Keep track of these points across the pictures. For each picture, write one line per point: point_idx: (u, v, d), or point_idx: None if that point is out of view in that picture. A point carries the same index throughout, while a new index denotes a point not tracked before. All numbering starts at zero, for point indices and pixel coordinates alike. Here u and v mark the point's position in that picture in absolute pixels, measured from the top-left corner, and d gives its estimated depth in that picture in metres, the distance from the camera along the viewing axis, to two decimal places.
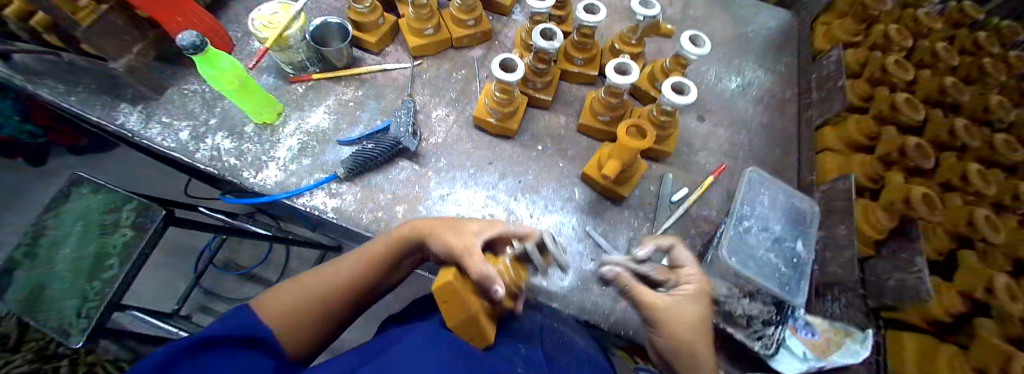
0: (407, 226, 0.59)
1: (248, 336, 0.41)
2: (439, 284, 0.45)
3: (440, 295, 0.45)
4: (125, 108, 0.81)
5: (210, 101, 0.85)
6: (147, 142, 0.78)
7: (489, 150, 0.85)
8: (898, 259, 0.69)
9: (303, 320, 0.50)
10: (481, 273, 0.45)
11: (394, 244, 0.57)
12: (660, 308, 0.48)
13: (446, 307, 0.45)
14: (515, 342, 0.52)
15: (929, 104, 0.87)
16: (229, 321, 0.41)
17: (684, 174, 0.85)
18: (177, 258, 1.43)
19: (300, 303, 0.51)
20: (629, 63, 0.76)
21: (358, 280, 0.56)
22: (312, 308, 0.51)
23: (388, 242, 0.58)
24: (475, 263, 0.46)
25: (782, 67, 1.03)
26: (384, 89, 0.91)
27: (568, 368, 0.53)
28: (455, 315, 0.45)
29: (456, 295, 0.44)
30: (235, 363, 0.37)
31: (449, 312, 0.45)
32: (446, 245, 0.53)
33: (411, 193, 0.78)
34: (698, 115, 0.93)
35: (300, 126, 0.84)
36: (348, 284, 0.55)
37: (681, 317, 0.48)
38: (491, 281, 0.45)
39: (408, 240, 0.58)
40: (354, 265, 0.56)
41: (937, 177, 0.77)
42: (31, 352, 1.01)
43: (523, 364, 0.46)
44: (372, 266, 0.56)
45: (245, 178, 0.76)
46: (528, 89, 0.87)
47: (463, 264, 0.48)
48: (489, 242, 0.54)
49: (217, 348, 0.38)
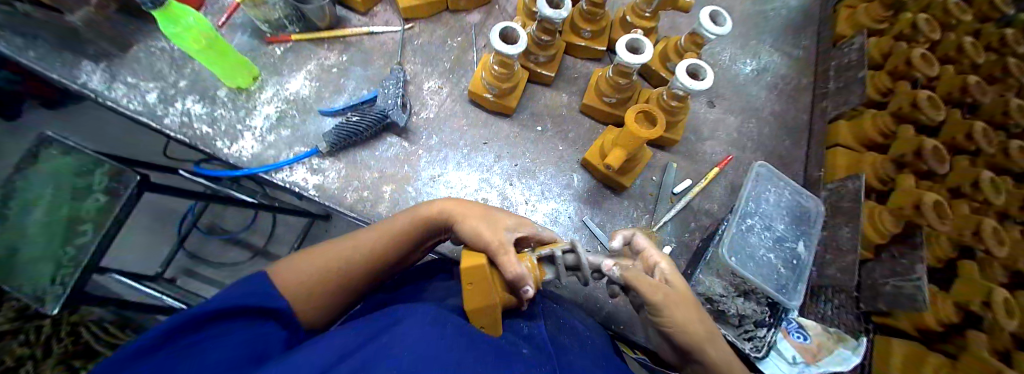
0: (435, 206, 0.56)
1: (262, 307, 0.41)
2: (468, 264, 0.45)
3: (467, 276, 0.44)
4: (88, 66, 0.72)
5: (179, 61, 0.76)
6: (111, 103, 0.70)
7: (485, 129, 0.79)
8: (898, 264, 0.69)
9: (323, 291, 0.49)
10: (515, 274, 0.44)
11: (420, 223, 0.55)
12: (665, 305, 0.45)
13: (472, 290, 0.44)
14: (518, 321, 0.51)
15: (948, 103, 0.81)
16: (243, 290, 0.40)
17: (689, 164, 0.81)
18: (157, 220, 1.38)
19: (324, 278, 0.49)
20: (642, 39, 0.69)
21: (382, 256, 0.53)
22: (334, 281, 0.50)
23: (415, 222, 0.55)
24: (509, 263, 0.45)
25: (800, 51, 0.96)
26: (372, 54, 0.83)
27: (574, 347, 0.50)
28: (477, 303, 0.43)
29: (484, 278, 0.44)
30: (246, 337, 0.37)
31: (472, 296, 0.43)
32: (480, 235, 0.51)
33: (399, 172, 0.73)
34: (708, 101, 0.87)
35: (279, 93, 0.77)
36: (371, 260, 0.53)
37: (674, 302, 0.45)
38: (524, 282, 0.45)
39: (434, 222, 0.56)
40: (381, 241, 0.53)
41: (946, 182, 0.74)
42: (11, 311, 0.96)
43: (529, 345, 0.44)
44: (397, 244, 0.54)
45: (218, 148, 0.70)
46: (529, 63, 0.80)
47: (496, 259, 0.47)
48: (519, 239, 0.54)
49: (231, 318, 0.38)
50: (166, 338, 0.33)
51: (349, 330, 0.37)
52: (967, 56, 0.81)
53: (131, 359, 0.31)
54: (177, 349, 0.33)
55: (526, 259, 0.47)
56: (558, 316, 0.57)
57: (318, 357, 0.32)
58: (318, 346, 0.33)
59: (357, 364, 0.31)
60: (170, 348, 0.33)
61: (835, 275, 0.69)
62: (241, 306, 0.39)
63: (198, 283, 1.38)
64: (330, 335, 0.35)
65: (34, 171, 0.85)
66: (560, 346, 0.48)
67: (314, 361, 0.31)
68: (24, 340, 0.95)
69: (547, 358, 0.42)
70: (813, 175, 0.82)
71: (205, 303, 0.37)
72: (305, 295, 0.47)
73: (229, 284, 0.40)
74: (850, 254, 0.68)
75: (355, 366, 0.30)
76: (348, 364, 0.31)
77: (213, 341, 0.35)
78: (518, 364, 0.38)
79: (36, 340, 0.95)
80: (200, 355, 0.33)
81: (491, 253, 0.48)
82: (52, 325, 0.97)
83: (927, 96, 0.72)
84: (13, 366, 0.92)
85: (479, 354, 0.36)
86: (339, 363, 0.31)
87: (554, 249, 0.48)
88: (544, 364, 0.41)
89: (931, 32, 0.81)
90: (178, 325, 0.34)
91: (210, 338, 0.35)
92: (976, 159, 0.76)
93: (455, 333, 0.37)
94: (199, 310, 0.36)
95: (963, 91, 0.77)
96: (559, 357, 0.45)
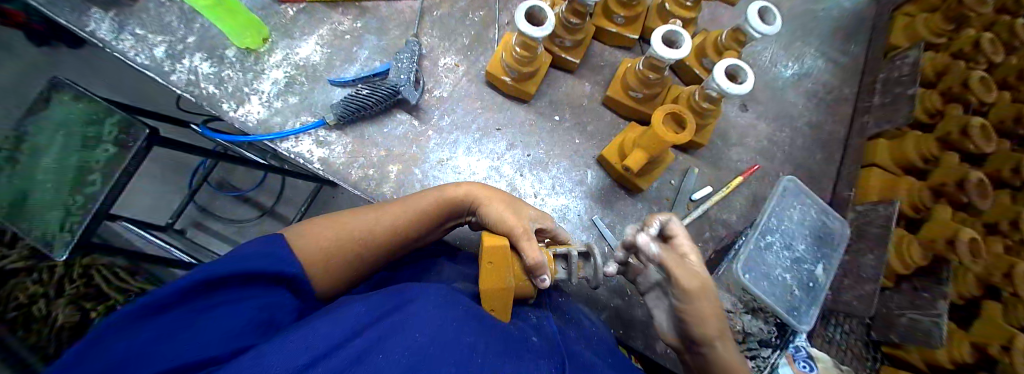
0: (461, 189, 0.54)
1: (277, 273, 0.38)
2: (490, 242, 0.44)
3: (487, 255, 0.44)
4: (96, 14, 0.69)
5: (188, 14, 0.72)
6: (119, 55, 0.68)
7: (500, 113, 0.75)
8: (918, 298, 0.66)
9: (343, 260, 0.46)
10: (535, 261, 0.45)
11: (445, 203, 0.53)
12: (696, 304, 0.42)
13: (490, 268, 0.43)
14: (525, 312, 0.49)
15: (998, 133, 0.75)
16: (257, 252, 0.38)
17: (712, 170, 0.77)
18: (168, 171, 1.38)
19: (342, 251, 0.46)
20: (680, 32, 0.63)
21: (403, 232, 0.51)
22: (354, 250, 0.47)
23: (440, 201, 0.53)
24: (531, 250, 0.46)
25: (847, 58, 0.89)
26: (388, 22, 0.78)
27: (578, 340, 0.47)
28: (490, 281, 0.42)
29: (505, 258, 0.44)
30: (258, 305, 0.35)
31: (490, 274, 0.43)
32: (502, 221, 0.50)
33: (408, 152, 0.70)
34: (741, 104, 0.82)
35: (288, 57, 0.73)
36: (392, 235, 0.50)
37: (695, 297, 0.41)
38: (542, 270, 0.45)
39: (456, 203, 0.54)
40: (402, 216, 0.51)
41: (983, 217, 0.70)
42: (25, 249, 0.98)
43: (536, 333, 0.43)
44: (420, 223, 0.52)
45: (224, 111, 0.68)
46: (554, 46, 0.75)
47: (517, 245, 0.48)
48: (538, 230, 0.54)
49: (244, 284, 0.35)
50: (178, 298, 0.31)
51: (360, 302, 0.35)
52: None
53: (143, 317, 0.29)
54: (186, 311, 0.31)
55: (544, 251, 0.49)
56: (564, 311, 0.55)
57: (329, 328, 0.31)
58: (328, 318, 0.32)
59: (368, 342, 0.29)
60: (181, 309, 0.31)
61: (852, 303, 0.66)
62: (256, 269, 0.36)
63: (207, 236, 1.39)
64: (339, 309, 0.34)
65: (45, 116, 0.84)
66: (566, 336, 0.46)
67: (326, 334, 0.30)
68: (37, 278, 0.97)
69: (555, 348, 0.41)
70: (842, 194, 0.78)
71: (218, 263, 0.34)
72: (324, 267, 0.44)
73: (240, 244, 0.38)
74: (869, 283, 0.65)
75: (367, 344, 0.29)
76: (359, 341, 0.29)
77: (225, 305, 0.33)
78: (525, 351, 0.36)
79: (48, 279, 0.97)
80: (210, 319, 0.31)
81: (513, 237, 0.48)
82: (65, 267, 0.99)
83: (980, 124, 0.67)
84: (27, 303, 0.94)
85: (491, 342, 0.34)
86: (352, 339, 0.30)
87: (569, 249, 0.50)
88: (552, 353, 0.39)
89: (994, 53, 0.74)
90: (190, 285, 0.32)
91: (222, 302, 0.33)
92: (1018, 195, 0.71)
93: (465, 316, 0.35)
94: (211, 272, 0.33)
95: (1016, 122, 0.72)
96: (571, 351, 0.42)
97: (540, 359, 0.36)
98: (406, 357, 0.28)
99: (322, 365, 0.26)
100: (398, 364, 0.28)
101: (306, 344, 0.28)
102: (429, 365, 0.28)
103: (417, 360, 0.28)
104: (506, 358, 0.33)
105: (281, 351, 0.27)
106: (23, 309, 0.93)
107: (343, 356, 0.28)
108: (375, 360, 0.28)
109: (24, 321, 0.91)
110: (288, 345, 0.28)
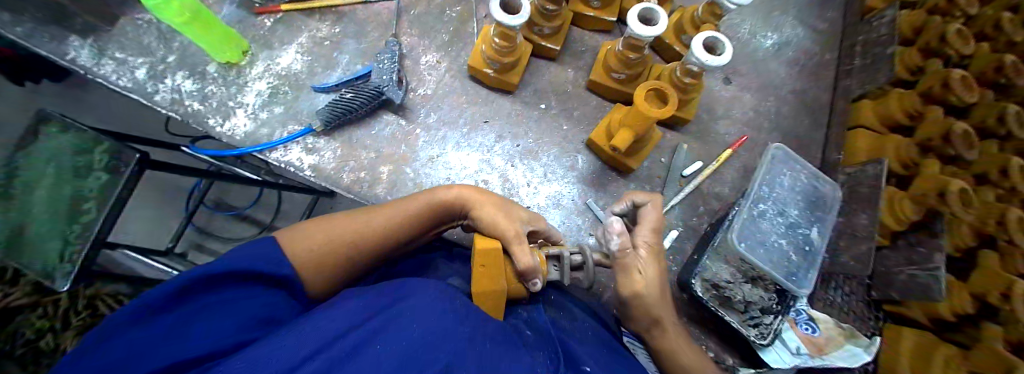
0: (452, 192, 0.54)
1: (272, 274, 0.39)
2: (484, 245, 0.44)
3: (481, 258, 0.44)
4: (75, 41, 0.69)
5: (167, 34, 0.72)
6: (101, 80, 0.67)
7: (486, 106, 0.76)
8: (915, 252, 0.66)
9: (332, 263, 0.46)
10: (527, 265, 0.46)
11: (434, 206, 0.53)
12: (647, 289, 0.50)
13: (483, 271, 0.44)
14: (514, 309, 0.50)
15: (981, 83, 0.75)
16: (252, 253, 0.38)
17: (700, 145, 0.77)
18: (163, 196, 1.37)
19: (331, 256, 0.46)
20: (656, 9, 0.64)
21: (393, 237, 0.51)
22: (342, 255, 0.47)
23: (430, 205, 0.53)
24: (522, 253, 0.47)
25: (825, 24, 0.90)
26: (366, 26, 0.78)
27: (571, 331, 0.48)
28: (484, 285, 0.43)
29: (498, 262, 0.44)
30: (253, 304, 0.35)
31: (483, 278, 0.44)
32: (493, 223, 0.51)
33: (396, 152, 0.70)
34: (725, 77, 0.82)
35: (270, 68, 0.73)
36: (383, 238, 0.50)
37: (653, 284, 0.50)
38: (533, 273, 0.46)
39: (447, 207, 0.54)
40: (391, 221, 0.50)
41: (973, 168, 0.70)
42: (28, 284, 0.93)
43: (532, 332, 0.43)
44: (411, 225, 0.52)
45: (211, 127, 0.68)
46: (533, 35, 0.76)
47: (508, 247, 0.48)
48: (531, 232, 0.54)
49: (237, 284, 0.36)
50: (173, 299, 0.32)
51: (359, 297, 0.36)
52: (1004, 32, 0.74)
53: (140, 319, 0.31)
54: (184, 311, 0.33)
55: (536, 252, 0.50)
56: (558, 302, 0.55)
57: (328, 323, 0.31)
58: (328, 313, 0.33)
59: (367, 334, 0.30)
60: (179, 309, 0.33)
61: (849, 263, 0.66)
62: (251, 269, 0.37)
63: (207, 259, 1.39)
64: (337, 304, 0.35)
65: (33, 150, 0.83)
66: (559, 328, 0.47)
67: (324, 327, 0.30)
68: (42, 313, 0.93)
69: (548, 342, 0.41)
70: (831, 159, 0.79)
71: (215, 264, 0.35)
72: (312, 268, 0.44)
73: (234, 247, 0.39)
74: (865, 242, 0.65)
75: (366, 335, 0.30)
76: (360, 331, 0.30)
77: (222, 304, 0.34)
78: (522, 346, 0.37)
79: (54, 313, 0.93)
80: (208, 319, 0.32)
81: (505, 240, 0.49)
82: (69, 299, 0.94)
83: (961, 75, 0.67)
84: (33, 338, 0.91)
85: (488, 332, 0.34)
86: (351, 331, 0.30)
87: (563, 249, 0.52)
88: (546, 344, 0.41)
89: (969, 6, 0.75)
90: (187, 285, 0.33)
91: (219, 302, 0.34)
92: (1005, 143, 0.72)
93: (463, 307, 0.36)
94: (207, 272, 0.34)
95: (998, 71, 0.72)
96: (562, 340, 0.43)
97: (536, 352, 0.38)
98: (405, 345, 0.29)
99: (323, 356, 0.27)
100: (396, 352, 0.28)
101: (305, 339, 0.29)
102: (428, 354, 0.29)
103: (416, 348, 0.29)
104: (503, 346, 0.34)
105: (283, 347, 0.28)
106: (30, 345, 0.90)
107: (339, 347, 0.28)
108: (373, 350, 0.28)
109: (32, 357, 0.90)
110: (286, 343, 0.28)
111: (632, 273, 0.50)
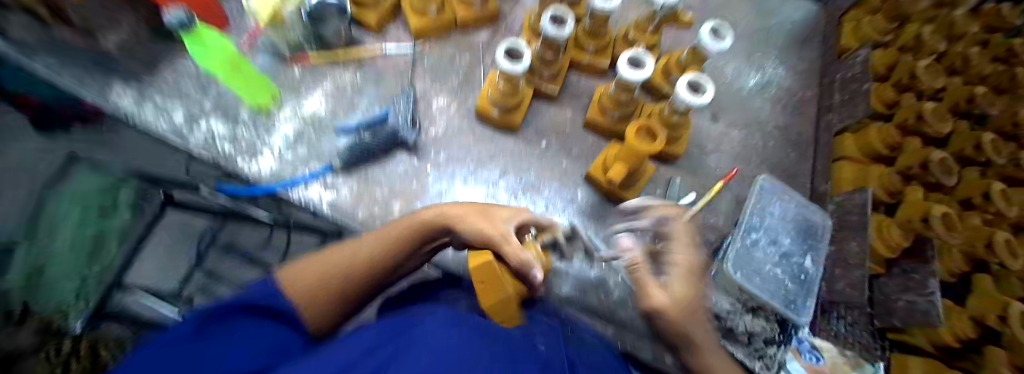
0: (433, 211, 0.56)
1: (273, 309, 0.43)
2: (474, 262, 0.49)
3: (477, 275, 0.49)
4: (118, 87, 0.75)
5: (204, 82, 0.80)
6: (142, 123, 0.74)
7: (491, 144, 0.82)
8: (909, 279, 0.67)
9: (329, 293, 0.49)
10: (519, 262, 0.49)
11: (419, 227, 0.55)
12: (668, 310, 0.42)
13: (483, 287, 0.49)
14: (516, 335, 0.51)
15: (957, 114, 0.80)
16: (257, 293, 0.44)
17: (693, 178, 0.82)
18: None
19: (325, 285, 0.49)
20: (643, 56, 0.71)
21: (382, 261, 0.53)
22: (335, 285, 0.50)
23: (415, 226, 0.55)
24: (512, 252, 0.50)
25: (805, 64, 0.98)
26: (385, 73, 0.87)
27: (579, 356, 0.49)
28: (489, 297, 0.49)
29: (492, 275, 0.48)
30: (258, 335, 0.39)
31: (485, 290, 0.49)
32: (479, 233, 0.53)
33: (409, 189, 0.75)
34: (712, 115, 0.88)
35: (297, 112, 0.80)
36: (374, 264, 0.52)
37: (677, 304, 0.43)
38: (529, 266, 0.49)
39: (433, 226, 0.56)
40: (378, 245, 0.53)
41: (958, 194, 0.73)
42: None
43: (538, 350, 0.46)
44: (398, 249, 0.54)
45: (240, 166, 0.73)
46: (534, 81, 0.83)
47: (500, 251, 0.52)
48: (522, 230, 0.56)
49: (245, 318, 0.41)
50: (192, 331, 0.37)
51: (368, 330, 0.39)
52: None
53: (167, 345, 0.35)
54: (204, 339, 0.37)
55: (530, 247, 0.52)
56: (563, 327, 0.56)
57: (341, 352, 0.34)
58: (338, 345, 0.36)
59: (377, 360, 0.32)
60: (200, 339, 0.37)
61: (846, 291, 0.68)
62: (258, 305, 0.43)
63: None
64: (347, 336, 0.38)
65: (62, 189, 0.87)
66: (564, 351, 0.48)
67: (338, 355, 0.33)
68: None
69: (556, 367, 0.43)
70: (820, 189, 0.82)
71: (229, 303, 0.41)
72: (308, 300, 0.47)
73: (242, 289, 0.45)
74: (857, 269, 0.67)
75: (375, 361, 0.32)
76: (368, 357, 0.33)
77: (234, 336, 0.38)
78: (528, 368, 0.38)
79: None
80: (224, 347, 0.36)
81: (495, 245, 0.52)
82: None
83: (933, 109, 0.74)
84: None
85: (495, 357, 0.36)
86: (361, 357, 0.33)
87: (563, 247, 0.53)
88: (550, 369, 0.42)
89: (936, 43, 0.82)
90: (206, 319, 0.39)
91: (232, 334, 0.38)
92: (987, 170, 0.75)
93: (468, 334, 0.38)
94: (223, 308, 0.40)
95: None
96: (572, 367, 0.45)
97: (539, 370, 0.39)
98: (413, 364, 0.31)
99: None
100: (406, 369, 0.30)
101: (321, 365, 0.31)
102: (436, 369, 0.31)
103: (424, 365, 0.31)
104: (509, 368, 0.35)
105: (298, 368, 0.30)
106: None
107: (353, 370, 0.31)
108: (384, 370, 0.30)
109: None
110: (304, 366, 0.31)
111: (651, 289, 0.45)
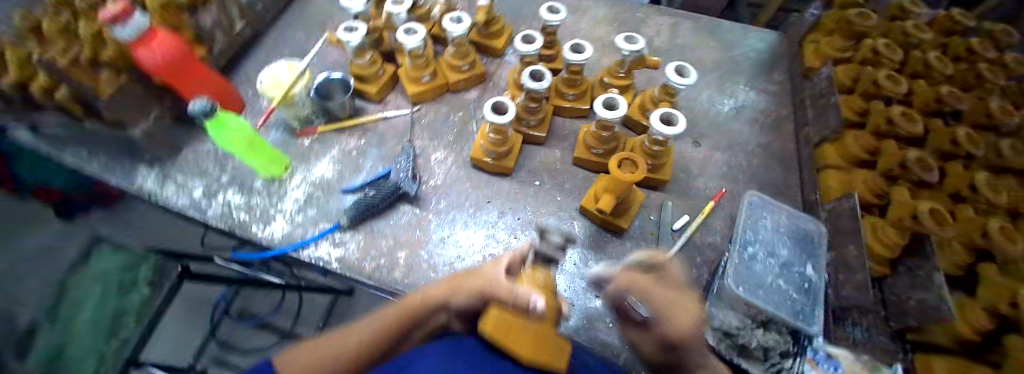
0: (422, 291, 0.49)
1: None
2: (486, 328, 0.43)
3: (495, 337, 0.43)
4: (142, 170, 0.83)
5: (221, 159, 0.88)
6: (162, 201, 0.80)
7: (487, 189, 0.86)
8: (916, 277, 0.67)
9: None
10: (519, 301, 0.42)
11: (407, 310, 0.49)
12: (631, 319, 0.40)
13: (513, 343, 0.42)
14: None
15: (928, 114, 0.84)
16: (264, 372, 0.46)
17: (684, 201, 0.85)
18: (190, 311, 1.43)
19: None
20: (616, 98, 0.77)
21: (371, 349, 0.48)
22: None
23: (402, 309, 0.49)
24: (506, 291, 0.43)
25: (776, 86, 1.05)
26: (385, 136, 0.95)
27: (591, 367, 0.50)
28: (527, 350, 0.42)
29: (508, 328, 0.43)
30: None
31: (517, 345, 0.42)
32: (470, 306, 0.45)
33: (412, 238, 0.78)
34: (693, 141, 0.93)
35: (306, 178, 0.87)
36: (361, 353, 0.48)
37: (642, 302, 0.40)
38: (529, 298, 0.41)
39: (421, 307, 0.49)
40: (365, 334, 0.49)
41: (946, 189, 0.74)
42: None
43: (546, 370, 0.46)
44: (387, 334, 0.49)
45: (253, 232, 0.78)
46: (522, 127, 0.90)
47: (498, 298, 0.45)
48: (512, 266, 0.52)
49: None
50: None
51: None
52: (933, 69, 0.86)
53: None
54: None
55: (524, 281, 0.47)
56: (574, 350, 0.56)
57: None
58: None
59: None
60: None
61: (854, 295, 0.67)
62: None
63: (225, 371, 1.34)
64: None
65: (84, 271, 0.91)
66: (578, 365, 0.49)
67: None
68: None
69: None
70: (810, 199, 0.84)
71: None
72: None
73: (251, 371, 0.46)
74: (860, 272, 0.67)
75: None
76: None
77: None
78: None
79: None
80: None
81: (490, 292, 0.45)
82: None
83: (900, 113, 0.78)
84: None
85: None
86: None
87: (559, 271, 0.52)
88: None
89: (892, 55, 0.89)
90: None
91: None
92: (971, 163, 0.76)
93: None
94: None
95: (938, 102, 0.81)
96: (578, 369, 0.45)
97: None
98: None
99: None
100: None
101: None
102: None
103: None
104: None
105: None
106: None
107: None
108: None
109: None
110: None
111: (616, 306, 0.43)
